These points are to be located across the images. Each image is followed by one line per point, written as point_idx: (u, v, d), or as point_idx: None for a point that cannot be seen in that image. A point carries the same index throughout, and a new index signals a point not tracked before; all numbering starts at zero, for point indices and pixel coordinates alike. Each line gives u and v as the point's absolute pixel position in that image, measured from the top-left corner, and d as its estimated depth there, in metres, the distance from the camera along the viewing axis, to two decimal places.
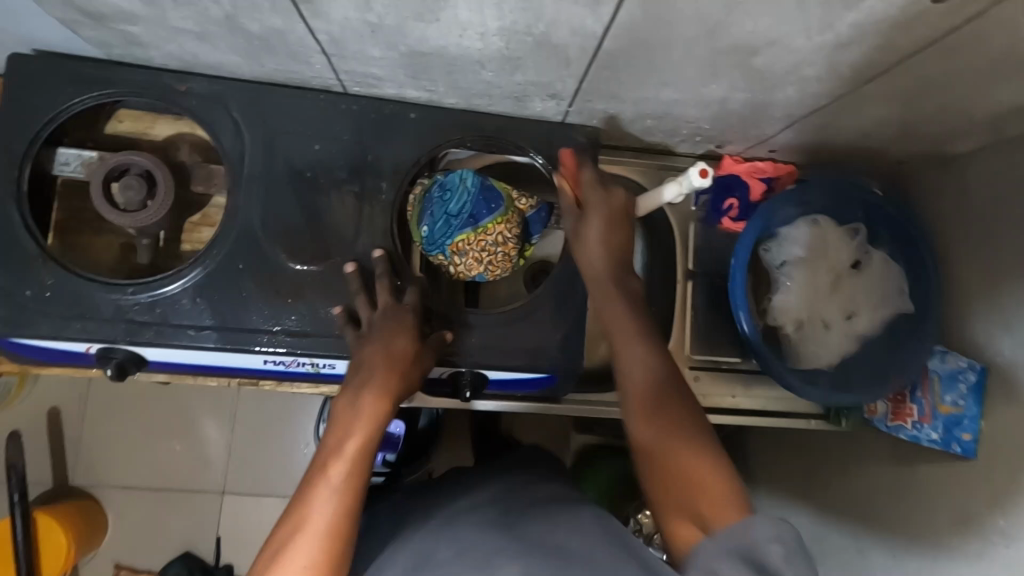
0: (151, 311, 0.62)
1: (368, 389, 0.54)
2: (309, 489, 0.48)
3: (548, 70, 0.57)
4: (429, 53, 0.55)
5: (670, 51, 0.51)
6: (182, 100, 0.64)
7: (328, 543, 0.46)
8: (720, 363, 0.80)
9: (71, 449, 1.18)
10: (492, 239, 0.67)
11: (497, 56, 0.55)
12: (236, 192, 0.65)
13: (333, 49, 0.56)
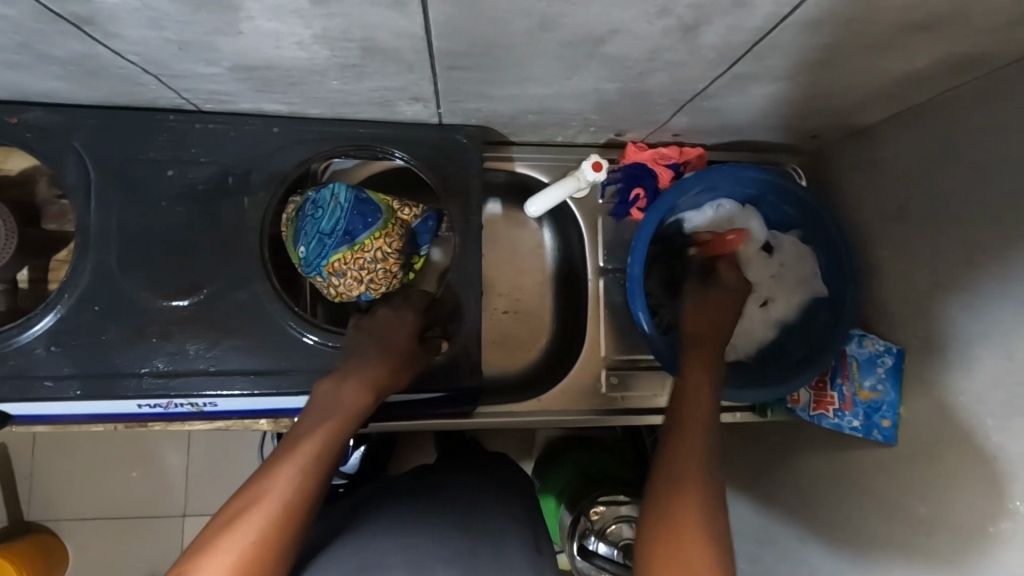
0: (4, 364, 0.58)
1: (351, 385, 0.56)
2: (275, 464, 0.47)
3: (396, 75, 0.52)
4: (258, 67, 0.50)
5: (511, 46, 0.46)
6: (17, 134, 0.59)
7: (274, 526, 0.43)
8: (639, 361, 0.77)
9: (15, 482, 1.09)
10: (371, 256, 0.63)
11: (334, 65, 0.50)
12: (88, 229, 0.60)
13: (156, 69, 0.51)
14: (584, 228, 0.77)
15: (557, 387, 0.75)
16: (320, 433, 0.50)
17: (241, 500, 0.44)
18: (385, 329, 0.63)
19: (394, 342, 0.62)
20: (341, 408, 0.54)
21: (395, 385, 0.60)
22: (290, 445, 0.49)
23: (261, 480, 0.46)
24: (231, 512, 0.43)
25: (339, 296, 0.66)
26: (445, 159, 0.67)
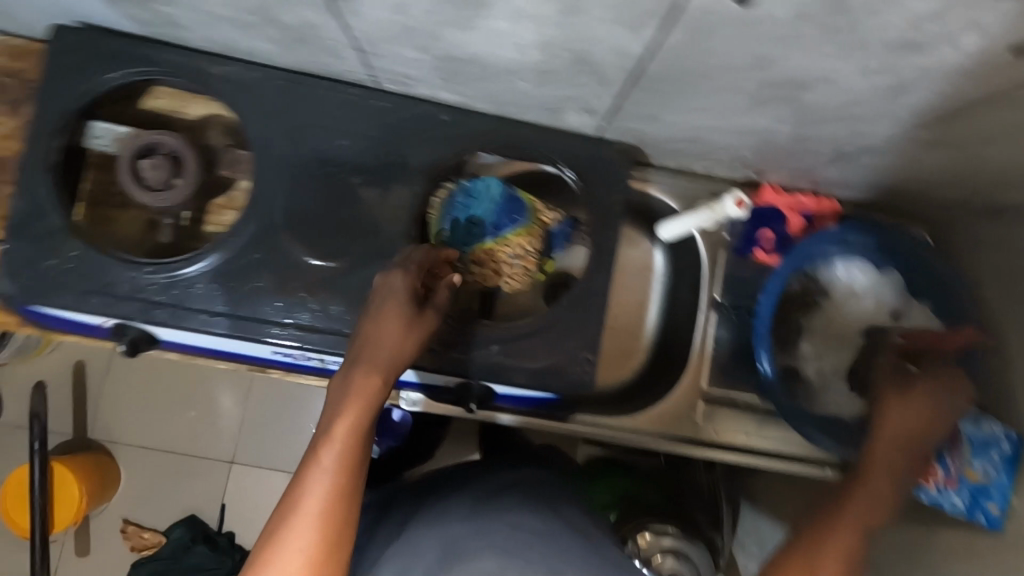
0: (166, 292, 0.62)
1: (360, 364, 0.51)
2: (302, 471, 0.47)
3: (585, 87, 0.54)
4: (462, 60, 0.53)
5: (714, 79, 0.48)
6: (212, 83, 0.63)
7: (324, 531, 0.45)
8: (737, 399, 0.77)
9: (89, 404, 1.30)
10: (511, 251, 0.66)
11: (532, 69, 0.52)
12: (261, 180, 0.64)
13: (366, 47, 0.55)
14: (705, 258, 0.77)
15: (651, 411, 0.76)
16: (338, 438, 0.48)
17: (274, 525, 0.45)
18: (392, 298, 0.55)
19: (393, 305, 0.55)
20: (353, 401, 0.49)
21: (406, 359, 0.54)
22: (311, 458, 0.47)
23: (291, 505, 0.45)
24: (266, 544, 0.44)
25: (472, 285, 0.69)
26: (593, 170, 0.67)
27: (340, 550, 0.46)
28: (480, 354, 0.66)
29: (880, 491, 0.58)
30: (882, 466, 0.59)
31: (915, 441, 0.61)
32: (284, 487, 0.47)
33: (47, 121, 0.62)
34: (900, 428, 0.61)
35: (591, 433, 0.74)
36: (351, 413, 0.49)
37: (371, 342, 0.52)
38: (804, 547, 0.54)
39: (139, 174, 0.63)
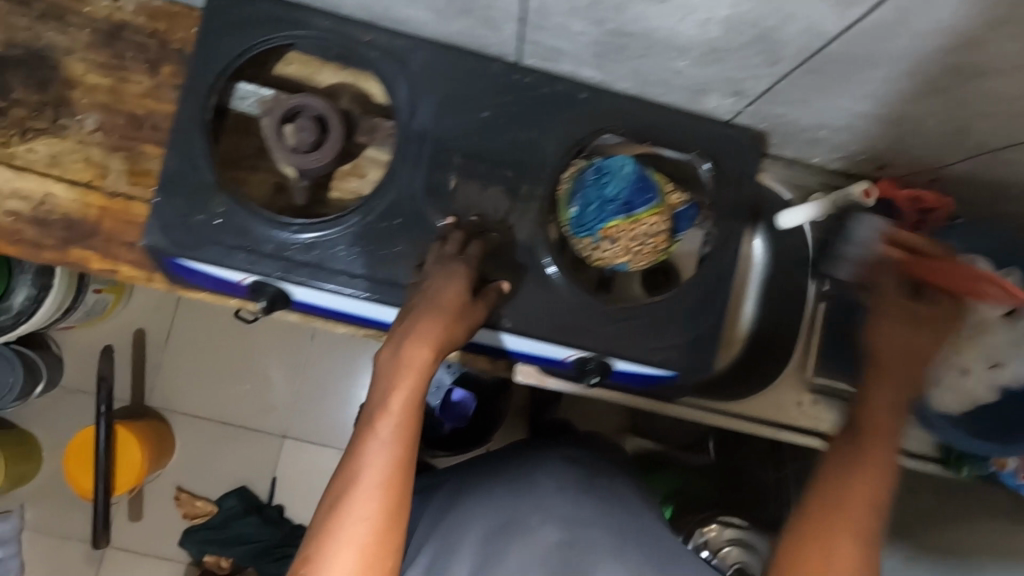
0: (308, 252, 0.64)
1: (414, 343, 0.54)
2: (359, 443, 0.51)
3: (750, 67, 0.56)
4: (632, 35, 0.54)
5: (886, 67, 0.51)
6: (360, 51, 0.64)
7: (381, 497, 0.50)
8: (843, 391, 0.77)
9: (154, 372, 1.49)
10: (643, 229, 0.67)
11: (701, 47, 0.54)
12: (404, 147, 0.65)
13: (534, 18, 0.56)
14: (815, 250, 0.78)
15: (756, 398, 0.77)
16: (394, 412, 0.52)
17: (338, 493, 0.50)
18: (438, 286, 0.58)
19: (448, 298, 0.57)
20: (405, 378, 0.53)
21: (456, 340, 0.57)
22: (369, 434, 0.51)
23: (352, 476, 0.50)
24: (332, 511, 0.49)
25: (599, 263, 0.69)
26: (727, 156, 0.68)
27: (401, 511, 0.51)
28: (606, 330, 0.66)
29: (877, 427, 0.58)
30: (891, 399, 0.59)
31: (910, 370, 0.61)
32: (341, 458, 0.52)
33: (202, 78, 0.63)
34: (908, 364, 0.61)
35: (697, 415, 0.75)
36: (405, 389, 0.52)
37: (422, 324, 0.55)
38: (818, 513, 0.54)
39: (288, 138, 0.64)
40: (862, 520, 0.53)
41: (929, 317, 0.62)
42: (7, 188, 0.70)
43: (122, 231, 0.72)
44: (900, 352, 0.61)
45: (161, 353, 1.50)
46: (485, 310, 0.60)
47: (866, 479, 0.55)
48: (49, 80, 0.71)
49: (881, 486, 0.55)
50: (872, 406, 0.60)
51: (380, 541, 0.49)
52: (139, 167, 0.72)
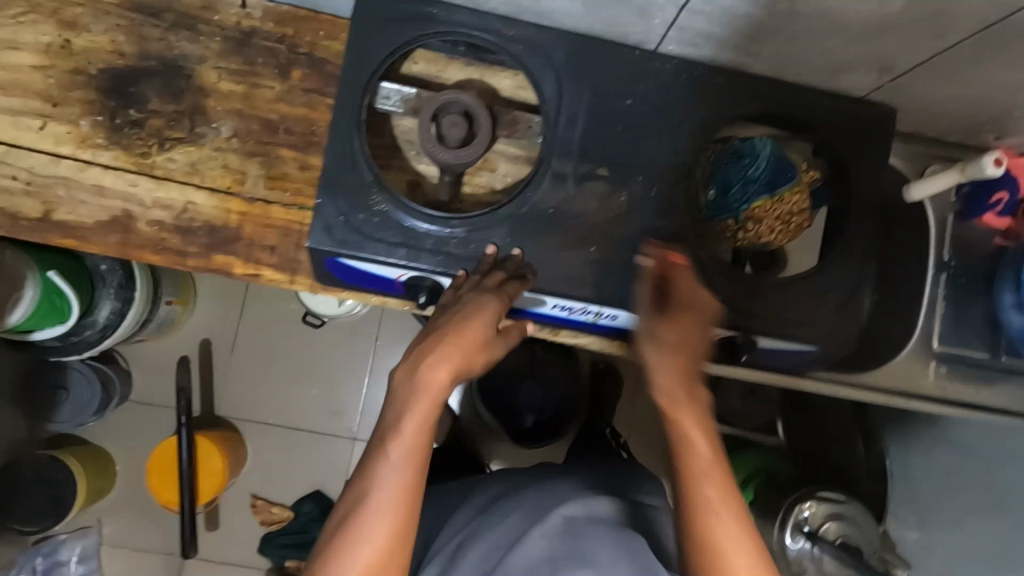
0: (465, 246, 0.65)
1: (440, 368, 0.55)
2: (370, 460, 0.52)
3: (910, 40, 0.59)
4: (800, 15, 0.58)
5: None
6: (507, 46, 0.67)
7: (398, 521, 0.50)
8: (967, 358, 0.79)
9: (219, 383, 1.44)
10: (786, 208, 0.69)
11: (866, 26, 0.58)
12: (554, 137, 0.67)
13: (697, 4, 0.59)
14: (935, 224, 0.78)
15: (884, 369, 0.79)
16: (405, 434, 0.52)
17: (345, 514, 0.51)
18: (466, 309, 0.59)
19: (478, 324, 0.58)
20: (419, 401, 0.54)
21: (476, 368, 0.58)
22: (386, 455, 0.52)
23: (364, 496, 0.51)
24: (340, 533, 0.50)
25: (743, 243, 0.71)
26: (861, 131, 0.70)
27: (406, 539, 0.50)
28: (754, 307, 0.68)
29: (689, 434, 0.53)
30: (688, 402, 0.54)
31: (692, 374, 0.55)
32: (353, 477, 0.52)
33: (357, 78, 0.65)
34: (686, 362, 0.55)
35: (827, 390, 0.78)
36: (417, 412, 0.53)
37: (445, 351, 0.56)
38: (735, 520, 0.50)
39: (441, 133, 0.66)
40: (724, 528, 0.50)
41: (695, 306, 0.57)
42: (150, 198, 0.71)
43: (261, 235, 0.73)
44: (675, 351, 0.55)
45: (227, 361, 1.45)
46: (504, 347, 0.61)
47: (693, 490, 0.51)
48: (183, 89, 0.72)
49: (723, 489, 0.51)
50: (681, 421, 0.53)
51: (382, 571, 0.49)
52: (275, 171, 0.73)
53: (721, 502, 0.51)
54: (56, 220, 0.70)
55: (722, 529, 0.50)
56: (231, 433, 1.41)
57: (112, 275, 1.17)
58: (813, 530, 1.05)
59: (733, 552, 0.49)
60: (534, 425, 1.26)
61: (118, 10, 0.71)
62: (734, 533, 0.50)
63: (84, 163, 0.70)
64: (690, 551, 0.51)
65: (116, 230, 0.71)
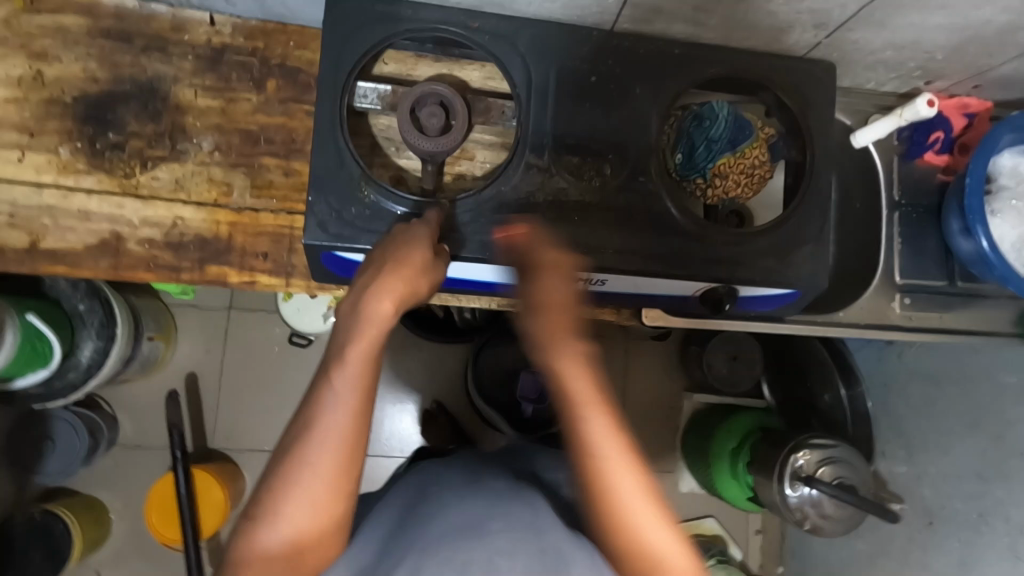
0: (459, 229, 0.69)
1: (385, 297, 0.57)
2: (318, 390, 0.55)
3: None
4: None
5: None
6: (475, 37, 0.71)
7: (340, 449, 0.53)
8: (928, 286, 0.86)
9: (210, 414, 1.42)
10: (749, 163, 0.74)
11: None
12: (527, 116, 0.72)
13: None
14: (883, 165, 0.86)
15: (856, 307, 0.85)
16: (349, 363, 0.55)
17: (300, 437, 0.53)
18: (408, 242, 0.62)
19: (414, 253, 0.61)
20: (366, 329, 0.56)
21: (421, 294, 0.61)
22: (341, 383, 0.55)
23: (317, 422, 0.54)
24: (291, 453, 0.53)
25: (712, 200, 0.76)
26: (806, 86, 0.76)
27: (353, 468, 0.54)
28: (732, 258, 0.73)
29: (579, 387, 0.56)
30: (574, 348, 0.57)
31: (572, 322, 0.58)
32: (304, 403, 0.55)
33: (334, 79, 0.68)
34: (564, 316, 0.58)
35: (807, 329, 0.83)
36: (363, 340, 0.56)
37: (388, 276, 0.58)
38: (636, 522, 0.53)
39: (420, 125, 0.69)
40: (620, 476, 0.54)
41: (572, 278, 0.60)
42: (138, 218, 0.72)
43: (253, 243, 0.74)
44: (558, 308, 0.57)
45: (213, 389, 1.43)
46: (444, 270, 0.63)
47: (581, 439, 0.54)
48: (160, 109, 0.73)
49: (620, 442, 0.54)
50: (567, 371, 0.56)
51: (332, 490, 0.53)
52: (260, 180, 0.75)
53: (617, 457, 0.54)
54: (44, 248, 0.70)
55: (620, 476, 0.54)
56: (226, 464, 1.38)
57: (91, 314, 1.15)
58: (809, 474, 1.09)
59: (624, 496, 0.54)
60: (533, 413, 1.25)
61: (87, 39, 0.73)
62: (629, 483, 0.54)
63: (67, 190, 0.71)
64: (590, 499, 0.54)
65: (107, 253, 0.71)
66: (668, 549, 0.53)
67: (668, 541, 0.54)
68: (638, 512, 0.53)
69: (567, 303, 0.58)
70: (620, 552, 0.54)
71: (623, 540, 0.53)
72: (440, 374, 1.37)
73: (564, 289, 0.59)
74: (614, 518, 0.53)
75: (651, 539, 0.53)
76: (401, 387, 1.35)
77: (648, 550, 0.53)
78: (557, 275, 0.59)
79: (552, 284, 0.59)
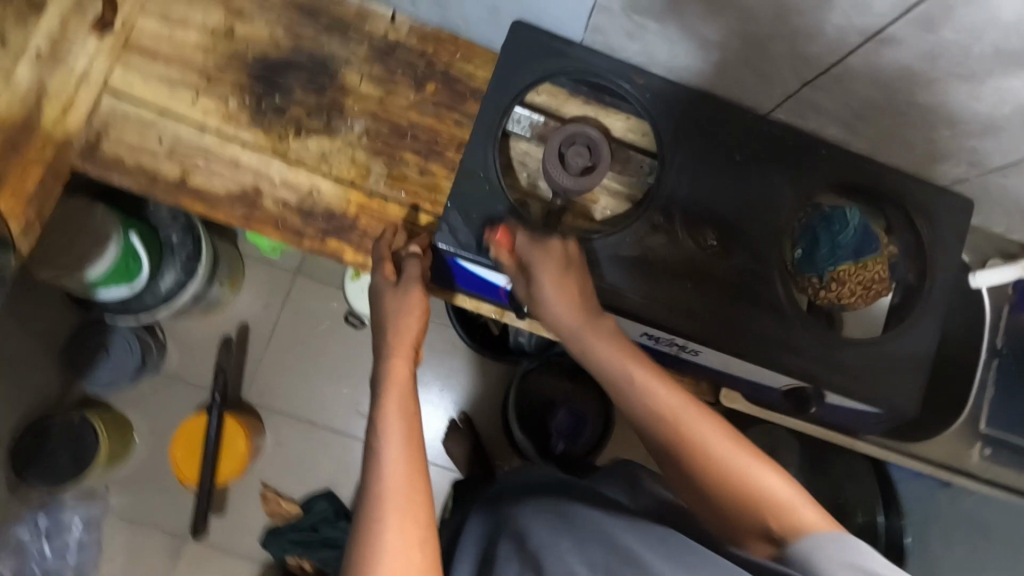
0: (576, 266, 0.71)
1: (399, 350, 0.63)
2: (370, 452, 0.55)
3: (1009, 142, 0.67)
4: (912, 103, 0.66)
5: None
6: (637, 94, 0.76)
7: (410, 486, 0.53)
8: (1010, 440, 0.84)
9: (251, 368, 1.38)
10: (869, 275, 0.74)
11: (977, 118, 0.65)
12: (667, 176, 0.74)
13: (824, 80, 0.67)
14: (992, 309, 0.85)
15: (932, 443, 0.84)
16: (391, 416, 0.57)
17: (365, 521, 0.51)
18: (382, 293, 0.69)
19: (386, 299, 0.68)
20: (392, 381, 0.60)
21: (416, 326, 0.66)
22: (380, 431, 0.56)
23: (375, 497, 0.52)
24: (366, 520, 0.51)
25: (822, 300, 0.77)
26: (943, 215, 0.77)
27: (419, 493, 0.53)
28: (833, 364, 0.73)
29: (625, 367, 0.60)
30: (614, 340, 0.62)
31: (592, 308, 0.64)
32: (356, 489, 0.53)
33: (500, 101, 0.73)
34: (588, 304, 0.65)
35: (878, 451, 0.82)
36: (392, 392, 0.59)
37: (395, 334, 0.64)
38: (733, 465, 0.54)
39: (564, 161, 0.72)
40: (696, 425, 0.56)
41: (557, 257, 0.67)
42: (279, 178, 0.76)
43: (375, 228, 0.77)
44: (560, 267, 0.66)
45: (262, 344, 1.39)
46: (417, 281, 0.69)
47: (664, 419, 0.57)
48: (326, 86, 0.78)
49: (681, 401, 0.57)
50: (612, 357, 0.61)
51: (414, 525, 0.51)
52: (397, 172, 0.78)
53: (691, 415, 0.56)
54: (190, 184, 0.75)
55: (690, 429, 0.56)
56: (251, 416, 1.33)
57: (182, 249, 1.15)
58: None
59: (715, 454, 0.55)
60: (564, 451, 1.24)
61: (281, 7, 0.78)
62: (713, 437, 0.55)
63: (225, 138, 0.76)
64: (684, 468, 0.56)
65: (244, 204, 0.75)
66: (782, 493, 0.52)
67: (780, 487, 0.53)
68: (726, 457, 0.54)
69: (570, 295, 0.65)
70: (733, 506, 0.53)
71: (724, 487, 0.54)
72: (481, 389, 1.35)
73: (571, 278, 0.66)
74: (705, 464, 0.55)
75: (760, 483, 0.53)
76: (438, 388, 1.34)
77: (754, 494, 0.53)
78: (550, 264, 0.66)
79: (545, 274, 0.65)
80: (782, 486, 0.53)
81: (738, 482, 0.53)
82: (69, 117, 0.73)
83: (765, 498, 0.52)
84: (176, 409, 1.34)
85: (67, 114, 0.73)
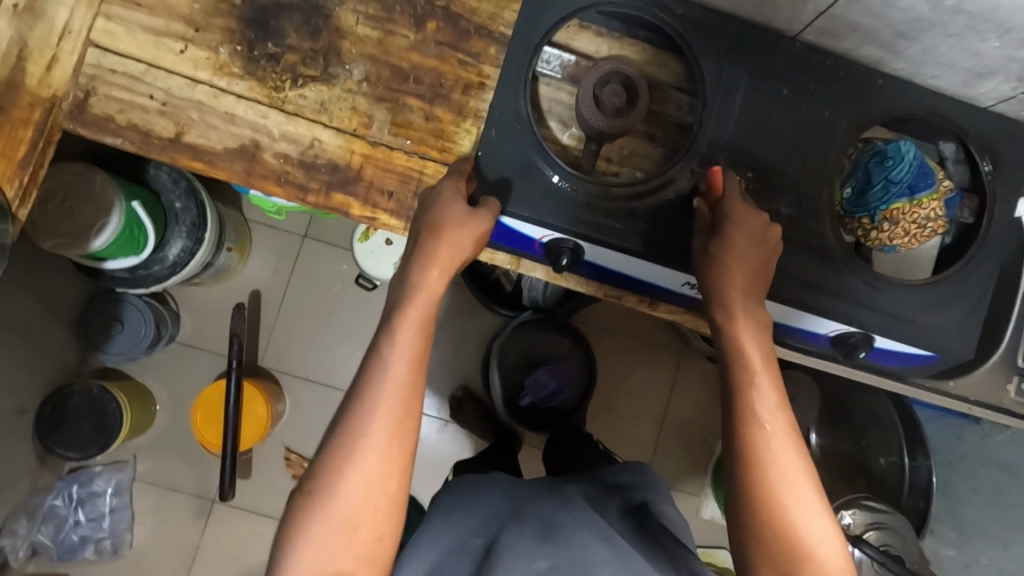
0: (608, 210, 0.71)
1: (436, 266, 0.65)
2: (378, 358, 0.60)
3: None
4: (960, 13, 0.60)
5: None
6: (675, 24, 0.71)
7: (403, 415, 0.58)
8: None
9: (265, 332, 1.37)
10: (923, 213, 0.71)
11: None
12: (708, 109, 0.70)
13: None
14: None
15: None
16: (405, 331, 0.62)
17: (356, 415, 0.58)
18: (452, 203, 0.66)
19: (444, 208, 0.66)
20: (417, 297, 0.63)
21: (460, 254, 0.66)
22: (392, 346, 0.60)
23: (371, 408, 0.58)
24: (354, 417, 0.58)
25: (871, 242, 0.74)
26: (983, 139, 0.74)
27: (408, 427, 0.59)
28: (877, 302, 0.71)
29: (753, 357, 0.63)
30: (745, 326, 0.65)
31: (750, 299, 0.66)
32: (360, 379, 0.60)
33: (526, 39, 0.72)
34: (743, 283, 0.65)
35: (928, 395, 0.80)
36: (414, 308, 0.63)
37: (432, 248, 0.65)
38: (799, 493, 0.57)
39: (599, 102, 0.69)
40: (766, 401, 0.61)
41: (760, 235, 0.66)
42: (278, 131, 0.72)
43: (381, 179, 0.74)
44: (748, 272, 0.65)
45: (274, 311, 1.38)
46: (490, 217, 0.66)
47: (755, 408, 0.61)
48: (321, 29, 0.73)
49: (783, 419, 0.60)
50: (742, 342, 0.64)
51: (399, 449, 0.57)
52: (401, 119, 0.73)
53: (782, 429, 0.60)
54: (186, 141, 0.71)
55: (765, 411, 0.60)
56: (270, 384, 1.33)
57: (185, 214, 1.12)
58: (855, 534, 1.04)
59: (785, 474, 0.57)
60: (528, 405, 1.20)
61: None
62: (794, 465, 0.58)
63: (218, 90, 0.72)
64: (742, 462, 0.59)
65: (243, 158, 0.72)
66: (824, 543, 0.55)
67: (824, 536, 0.55)
68: (798, 486, 0.57)
69: (743, 284, 0.65)
70: (772, 541, 0.55)
71: (777, 520, 0.56)
72: None
73: (745, 273, 0.65)
74: (771, 476, 0.57)
75: (804, 518, 0.56)
76: (452, 346, 1.32)
77: (802, 537, 0.55)
78: (736, 236, 0.65)
79: (728, 251, 0.65)
80: (832, 553, 0.55)
81: (791, 518, 0.56)
82: (54, 74, 0.69)
83: (807, 545, 0.55)
84: (193, 377, 1.34)
85: (52, 71, 0.69)
